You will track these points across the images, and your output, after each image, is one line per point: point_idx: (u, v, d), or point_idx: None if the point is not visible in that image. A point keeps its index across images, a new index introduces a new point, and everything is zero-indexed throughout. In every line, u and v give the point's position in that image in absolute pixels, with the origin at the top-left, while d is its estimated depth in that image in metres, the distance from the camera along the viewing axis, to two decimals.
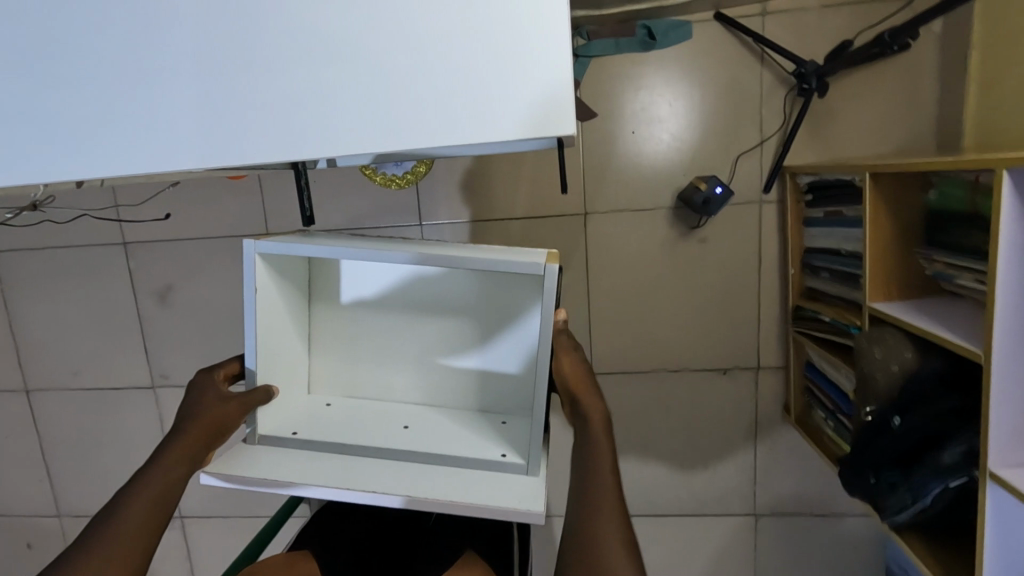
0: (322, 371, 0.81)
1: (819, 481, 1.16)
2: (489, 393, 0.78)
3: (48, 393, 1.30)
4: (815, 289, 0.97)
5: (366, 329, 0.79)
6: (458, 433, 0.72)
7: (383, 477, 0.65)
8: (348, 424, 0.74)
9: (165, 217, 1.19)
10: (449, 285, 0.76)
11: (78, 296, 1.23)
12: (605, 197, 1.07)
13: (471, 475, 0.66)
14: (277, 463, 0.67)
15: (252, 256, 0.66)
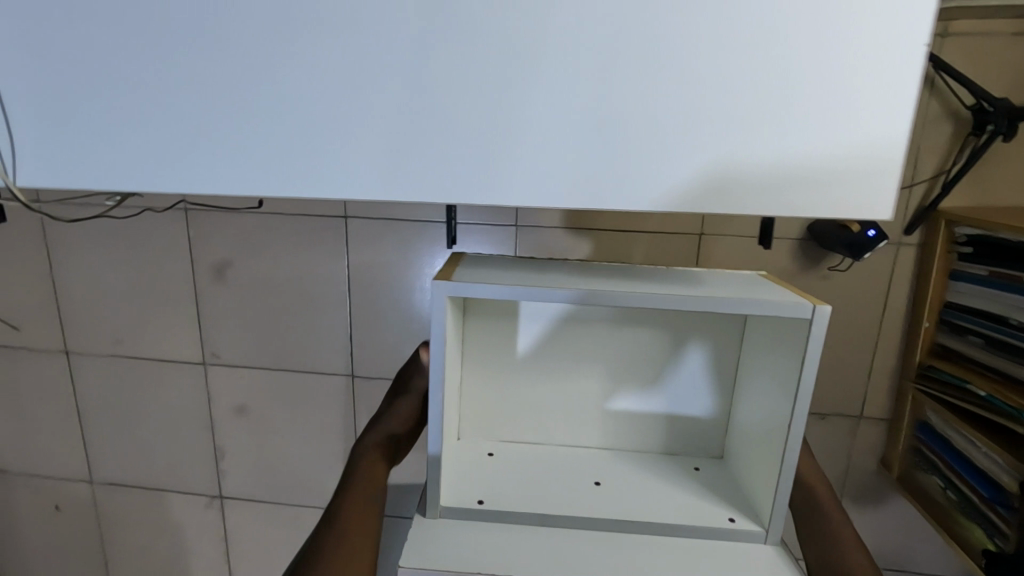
0: (475, 418, 0.85)
1: (900, 543, 1.09)
2: (672, 436, 0.84)
3: (89, 357, 1.22)
4: (952, 349, 0.90)
5: (529, 374, 0.84)
6: (664, 492, 0.74)
7: (589, 562, 0.63)
8: (522, 483, 0.75)
9: (256, 204, 1.08)
10: (638, 338, 0.81)
11: (130, 260, 1.14)
12: (730, 222, 0.97)
13: (701, 553, 0.65)
14: (461, 543, 0.64)
15: (443, 296, 0.59)
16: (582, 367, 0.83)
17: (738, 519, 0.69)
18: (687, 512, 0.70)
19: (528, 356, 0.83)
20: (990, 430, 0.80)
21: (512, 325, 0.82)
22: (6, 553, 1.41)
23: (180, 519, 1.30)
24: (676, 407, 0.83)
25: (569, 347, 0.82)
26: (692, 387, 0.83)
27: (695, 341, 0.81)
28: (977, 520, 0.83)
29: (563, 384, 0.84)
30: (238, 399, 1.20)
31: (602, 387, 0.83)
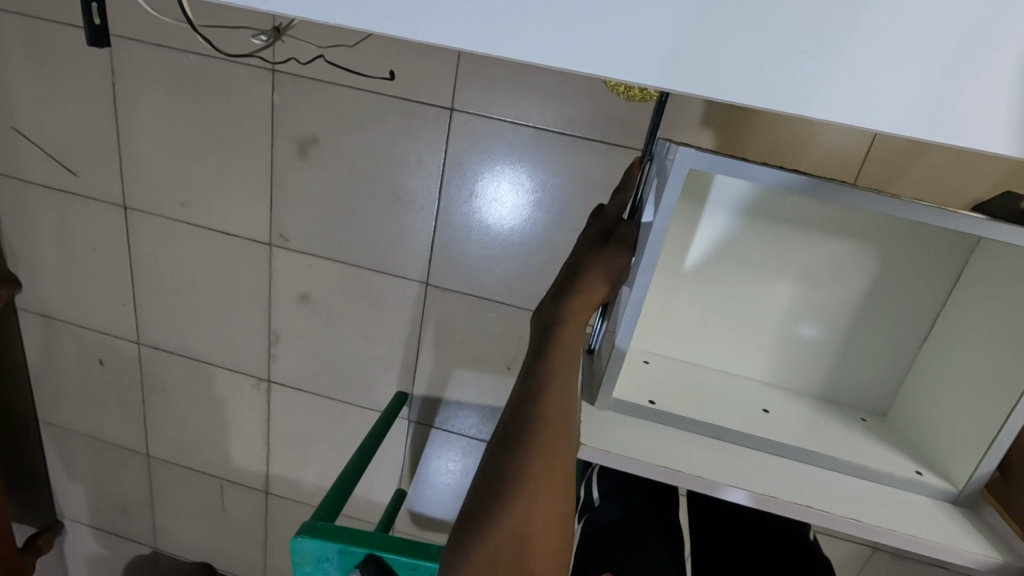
0: (645, 325, 0.82)
1: None
2: (836, 377, 0.80)
3: (149, 215, 1.15)
4: None
5: (712, 283, 0.79)
6: (837, 435, 0.70)
7: (764, 475, 0.59)
8: (686, 396, 0.71)
9: (388, 76, 0.95)
10: (837, 269, 0.76)
11: (206, 118, 1.04)
12: (890, 187, 0.85)
13: (890, 499, 0.61)
14: (641, 437, 0.61)
15: (682, 172, 0.56)
16: (765, 280, 0.78)
17: (925, 474, 0.65)
18: (869, 457, 0.66)
19: (711, 260, 0.79)
20: None
21: (706, 218, 0.77)
22: (45, 395, 1.41)
23: (224, 393, 1.29)
24: (853, 352, 0.79)
25: (762, 258, 0.77)
26: (877, 330, 0.78)
27: (899, 282, 0.75)
28: None
29: (737, 300, 0.80)
30: (301, 286, 1.14)
31: (779, 310, 0.79)
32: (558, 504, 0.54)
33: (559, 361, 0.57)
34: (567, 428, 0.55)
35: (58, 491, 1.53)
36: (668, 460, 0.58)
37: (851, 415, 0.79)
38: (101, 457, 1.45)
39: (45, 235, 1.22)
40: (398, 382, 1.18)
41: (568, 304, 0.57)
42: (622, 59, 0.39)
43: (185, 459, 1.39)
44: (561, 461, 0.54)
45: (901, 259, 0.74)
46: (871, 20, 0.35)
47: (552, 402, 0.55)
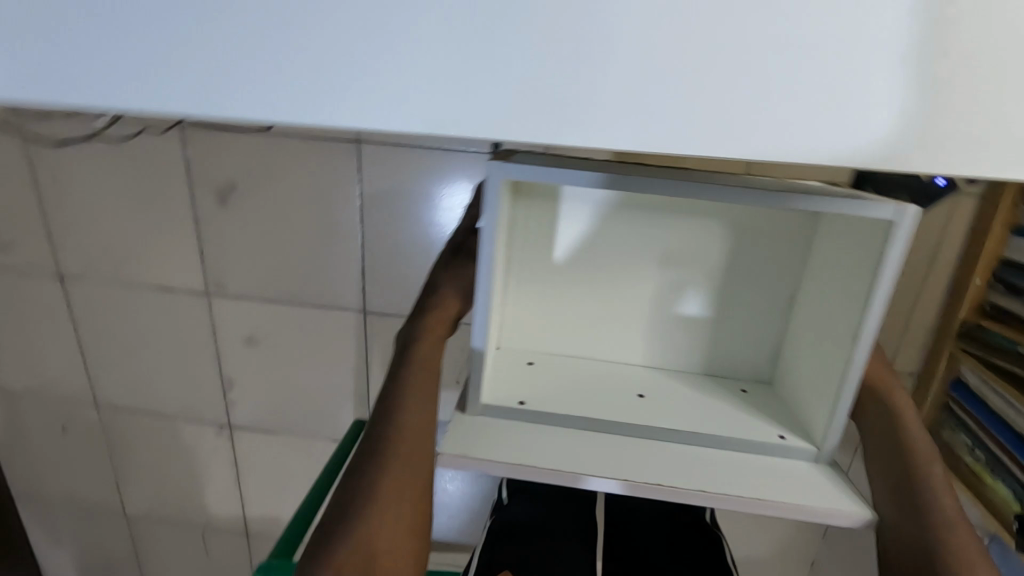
0: (521, 324, 0.84)
1: None
2: (718, 351, 0.82)
3: (85, 282, 1.16)
4: (1000, 310, 0.85)
5: (576, 275, 0.82)
6: (713, 407, 0.72)
7: (630, 458, 0.60)
8: (556, 389, 0.72)
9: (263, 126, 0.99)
10: (691, 246, 0.78)
11: (123, 180, 1.06)
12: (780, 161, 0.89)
13: (765, 468, 0.60)
14: (510, 440, 0.60)
15: (499, 182, 0.53)
16: (628, 267, 0.80)
17: (788, 435, 0.65)
18: (736, 426, 0.67)
19: (576, 255, 0.80)
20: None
21: (563, 216, 0.79)
22: (16, 470, 1.42)
23: (190, 443, 1.30)
24: (725, 323, 0.81)
25: (615, 243, 0.79)
26: (745, 300, 0.80)
27: (753, 248, 0.77)
28: (1009, 479, 0.82)
29: (608, 291, 0.82)
30: (246, 330, 1.16)
31: (648, 293, 0.82)
32: (415, 514, 0.53)
33: (413, 377, 0.61)
34: (422, 438, 0.57)
35: (47, 561, 1.54)
36: (534, 460, 0.58)
37: (732, 386, 0.80)
38: (82, 523, 1.46)
39: None
40: (356, 410, 1.20)
41: (422, 322, 0.66)
42: (366, 108, 0.38)
43: (164, 513, 1.40)
44: (416, 467, 0.55)
45: (747, 225, 0.76)
46: (581, 42, 0.35)
47: (416, 406, 0.58)
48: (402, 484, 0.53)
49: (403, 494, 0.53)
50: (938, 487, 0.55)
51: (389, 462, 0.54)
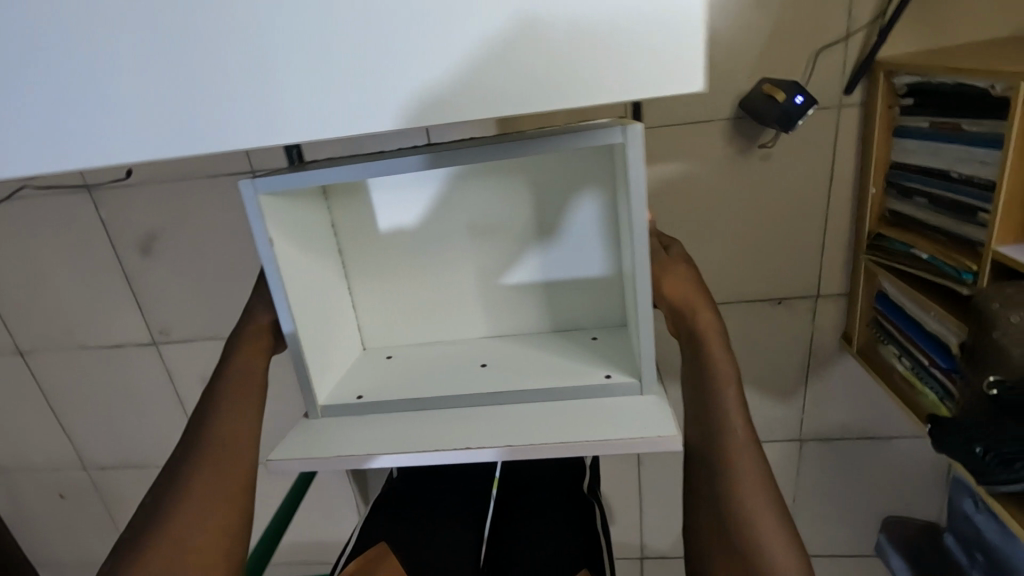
0: (368, 318, 0.76)
1: (874, 412, 1.09)
2: (567, 304, 0.74)
3: (43, 354, 1.21)
4: (900, 214, 0.83)
5: (404, 253, 0.73)
6: (560, 364, 0.64)
7: (464, 425, 0.56)
8: (395, 376, 0.67)
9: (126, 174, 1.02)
10: (510, 194, 0.70)
11: (51, 251, 1.10)
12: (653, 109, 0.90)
13: (602, 412, 0.55)
14: (337, 435, 0.58)
15: (252, 199, 0.53)
16: (457, 234, 0.72)
17: (616, 373, 0.59)
18: (567, 373, 0.61)
19: (397, 226, 0.72)
20: (934, 292, 0.76)
21: (377, 199, 0.72)
22: (30, 541, 1.48)
23: None
24: (567, 271, 0.73)
25: (429, 209, 0.71)
26: (581, 242, 0.71)
27: (572, 179, 0.68)
28: (933, 385, 0.80)
29: (441, 265, 0.74)
30: (200, 370, 1.19)
31: (488, 257, 0.73)
32: (225, 523, 0.55)
33: (229, 391, 0.62)
34: (238, 448, 0.59)
35: None
36: (369, 448, 0.55)
37: (581, 338, 0.72)
38: None
39: None
40: None
41: (240, 341, 0.65)
42: (129, 140, 0.45)
43: None
44: (230, 478, 0.57)
45: (557, 156, 0.68)
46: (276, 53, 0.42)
47: (223, 416, 0.60)
48: (205, 485, 0.56)
49: (210, 505, 0.55)
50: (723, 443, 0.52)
51: (198, 475, 0.56)
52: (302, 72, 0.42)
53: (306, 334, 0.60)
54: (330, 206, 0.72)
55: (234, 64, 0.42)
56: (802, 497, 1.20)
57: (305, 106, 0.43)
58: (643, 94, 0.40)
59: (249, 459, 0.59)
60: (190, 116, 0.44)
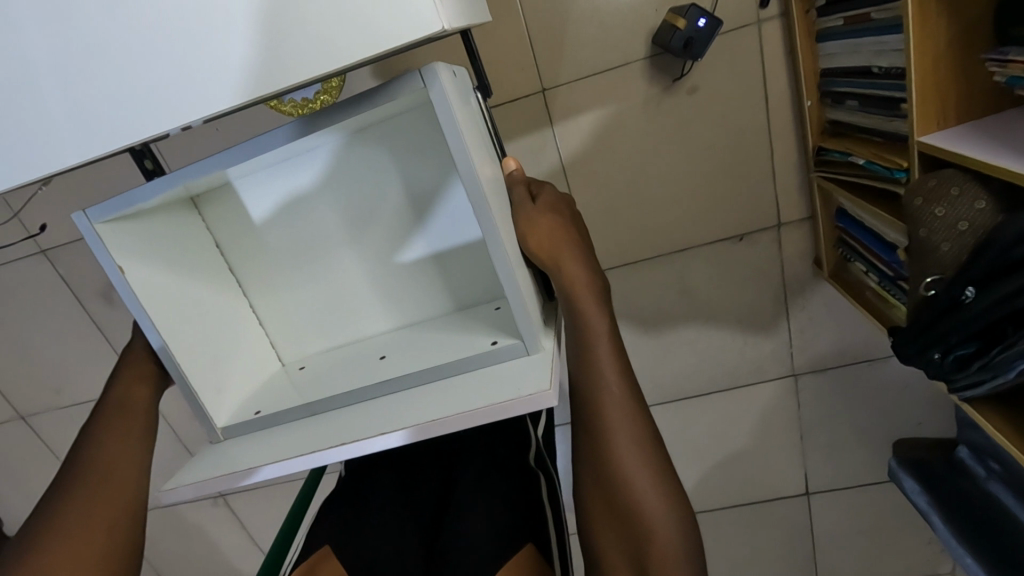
0: (279, 333, 0.79)
1: (864, 333, 1.04)
2: (463, 279, 0.75)
3: (43, 414, 1.24)
4: (838, 123, 0.78)
5: (294, 262, 0.76)
6: (443, 340, 0.66)
7: (360, 421, 0.56)
8: (304, 383, 0.70)
9: (41, 229, 1.03)
10: (374, 184, 0.71)
11: (25, 315, 1.12)
12: (566, 63, 0.87)
13: (484, 379, 0.55)
14: (240, 450, 0.61)
15: (88, 230, 0.57)
16: (330, 235, 0.74)
17: (501, 338, 0.59)
18: (460, 347, 0.61)
19: (281, 238, 0.74)
20: (876, 196, 0.71)
21: (249, 211, 0.73)
22: None
23: (197, 523, 1.36)
24: (456, 244, 0.74)
25: (304, 217, 0.73)
26: (456, 215, 0.72)
27: (428, 153, 0.69)
28: (901, 298, 0.75)
29: (330, 266, 0.76)
30: None
31: (371, 249, 0.75)
32: (106, 542, 0.58)
33: (111, 417, 0.65)
34: (118, 468, 0.62)
35: None
36: (260, 459, 0.57)
37: (484, 310, 0.73)
38: None
39: None
40: None
41: (122, 372, 0.67)
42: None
43: None
44: (112, 497, 0.60)
45: (407, 136, 0.68)
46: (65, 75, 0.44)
47: (109, 446, 0.63)
48: (87, 513, 0.58)
49: (88, 526, 0.58)
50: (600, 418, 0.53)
51: (79, 497, 0.59)
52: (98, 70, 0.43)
53: (183, 348, 0.64)
54: (211, 233, 0.75)
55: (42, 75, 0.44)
56: (808, 431, 1.16)
57: (112, 101, 0.44)
58: (415, 34, 0.39)
59: (134, 483, 0.62)
60: (26, 132, 0.47)
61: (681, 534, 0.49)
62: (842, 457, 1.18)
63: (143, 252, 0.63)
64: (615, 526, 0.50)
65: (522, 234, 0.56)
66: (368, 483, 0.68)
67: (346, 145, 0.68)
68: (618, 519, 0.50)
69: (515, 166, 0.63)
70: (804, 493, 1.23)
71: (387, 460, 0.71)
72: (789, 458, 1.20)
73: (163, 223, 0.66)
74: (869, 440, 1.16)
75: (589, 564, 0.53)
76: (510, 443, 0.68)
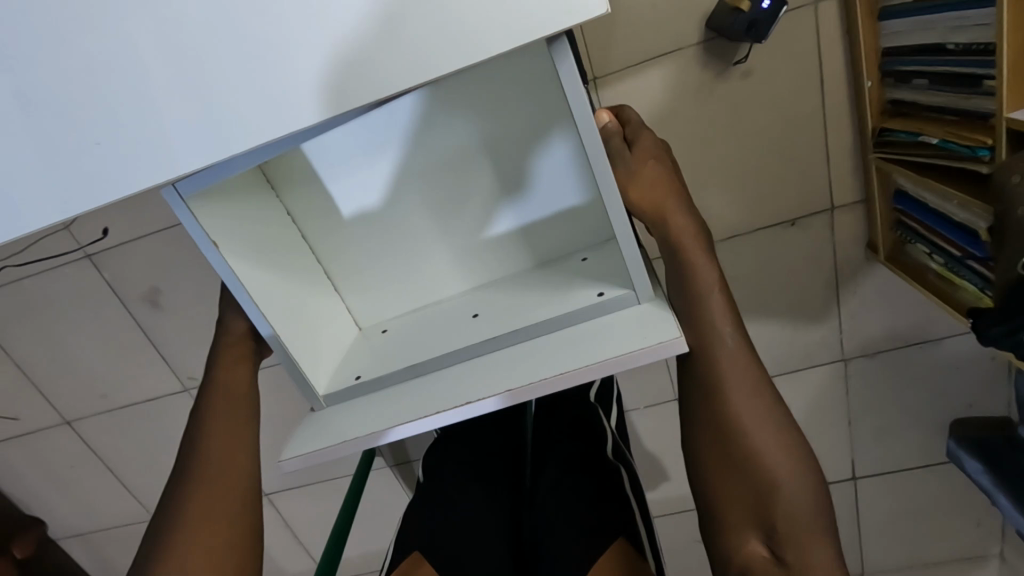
0: (357, 299, 0.80)
1: (916, 314, 1.03)
2: (547, 236, 0.75)
3: (87, 419, 1.25)
4: (902, 102, 0.77)
5: (372, 228, 0.76)
6: (536, 297, 0.66)
7: (464, 387, 0.57)
8: (394, 349, 0.71)
9: (104, 233, 1.03)
10: (457, 146, 0.71)
11: (70, 320, 1.12)
12: (616, 50, 0.85)
13: (598, 330, 0.56)
14: (348, 414, 0.62)
15: (180, 206, 0.55)
16: (412, 204, 0.75)
17: (607, 290, 0.60)
18: (558, 302, 0.62)
19: (360, 207, 0.75)
20: (952, 174, 0.70)
21: (329, 189, 0.74)
22: None
23: None
24: (540, 207, 0.74)
25: (383, 182, 0.73)
26: (540, 172, 0.72)
27: (513, 112, 0.68)
28: (972, 276, 0.75)
29: (408, 230, 0.76)
30: None
31: (450, 212, 0.75)
32: (235, 530, 0.58)
33: (214, 406, 0.64)
34: (230, 461, 0.61)
35: None
36: (379, 424, 0.58)
37: (571, 262, 0.73)
38: None
39: (32, 475, 1.34)
40: None
41: (219, 356, 0.66)
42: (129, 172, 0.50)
43: None
44: (230, 487, 0.60)
45: (493, 95, 0.67)
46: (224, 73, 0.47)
47: (220, 437, 0.62)
48: (211, 505, 0.58)
49: (209, 521, 0.58)
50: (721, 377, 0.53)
51: (175, 501, 0.59)
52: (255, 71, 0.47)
53: (285, 324, 0.65)
54: (287, 203, 0.74)
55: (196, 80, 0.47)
56: (856, 415, 1.15)
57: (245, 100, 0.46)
58: (577, 20, 0.42)
59: (248, 473, 0.61)
60: (166, 134, 0.49)
61: (812, 489, 0.49)
62: (890, 439, 1.17)
63: (236, 238, 0.61)
64: (737, 480, 0.51)
65: (624, 186, 0.56)
66: (458, 474, 0.68)
67: (429, 106, 0.68)
68: (741, 473, 0.50)
69: (610, 118, 0.60)
70: (852, 477, 1.22)
71: (472, 454, 0.71)
72: (837, 443, 1.19)
73: (246, 196, 0.65)
74: (919, 423, 1.15)
75: (706, 520, 0.52)
76: (587, 434, 0.68)
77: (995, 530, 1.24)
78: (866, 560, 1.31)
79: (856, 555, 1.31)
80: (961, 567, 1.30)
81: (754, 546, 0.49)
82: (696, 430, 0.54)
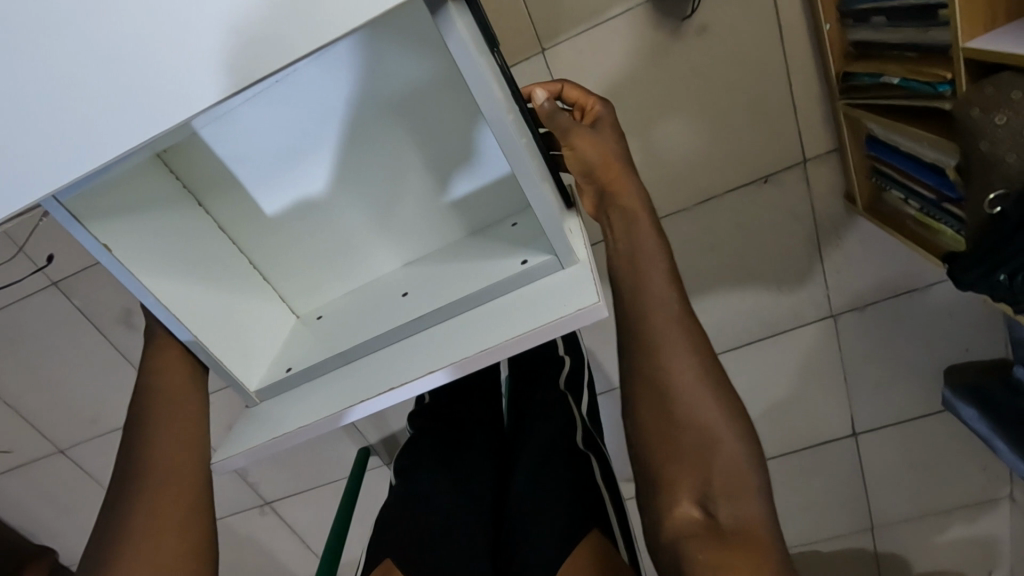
0: (290, 289, 0.78)
1: (903, 263, 1.00)
2: (477, 206, 0.73)
3: (79, 445, 1.24)
4: (864, 43, 0.73)
5: (294, 216, 0.74)
6: (463, 270, 0.64)
7: (396, 371, 0.55)
8: (335, 330, 0.69)
9: (49, 260, 1.01)
10: (370, 125, 0.68)
11: (49, 350, 1.12)
12: (565, 18, 0.82)
13: (524, 300, 0.53)
14: (293, 412, 0.60)
15: (63, 214, 0.51)
16: (345, 190, 0.73)
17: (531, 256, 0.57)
18: (487, 272, 0.60)
19: (280, 196, 0.72)
20: (915, 115, 0.66)
21: (245, 183, 0.71)
22: None
23: (248, 532, 1.36)
24: (465, 175, 0.72)
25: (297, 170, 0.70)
26: (457, 141, 0.69)
27: (417, 82, 0.64)
28: (950, 222, 0.72)
29: (335, 216, 0.75)
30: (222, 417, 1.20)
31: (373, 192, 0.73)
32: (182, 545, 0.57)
33: (153, 418, 0.62)
34: (177, 477, 0.60)
35: None
36: (318, 416, 0.57)
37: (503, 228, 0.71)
38: None
39: (35, 505, 1.35)
40: (354, 442, 1.21)
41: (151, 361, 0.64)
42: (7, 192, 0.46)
43: None
44: (173, 502, 0.58)
45: (393, 66, 0.63)
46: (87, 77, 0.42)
47: (161, 450, 0.61)
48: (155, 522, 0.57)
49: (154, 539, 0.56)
50: (657, 338, 0.51)
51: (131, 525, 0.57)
52: (111, 67, 0.41)
53: (206, 326, 0.64)
54: (202, 203, 0.71)
55: (49, 83, 0.42)
56: (851, 370, 1.13)
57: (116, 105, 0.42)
58: None
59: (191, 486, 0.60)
60: (30, 145, 0.44)
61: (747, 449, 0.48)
62: (888, 392, 1.15)
63: (145, 249, 0.59)
64: (675, 440, 0.48)
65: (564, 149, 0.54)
66: (433, 465, 0.67)
67: (343, 92, 0.65)
68: (679, 432, 0.48)
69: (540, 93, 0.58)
70: (852, 434, 1.20)
71: (444, 446, 0.70)
72: (835, 401, 1.17)
73: (156, 202, 0.63)
74: (916, 373, 1.12)
75: (642, 485, 0.50)
76: (553, 419, 0.67)
77: (1003, 473, 1.22)
78: (875, 515, 1.29)
79: (866, 510, 1.29)
80: (971, 512, 1.28)
81: (688, 508, 0.47)
82: (632, 392, 0.51)
